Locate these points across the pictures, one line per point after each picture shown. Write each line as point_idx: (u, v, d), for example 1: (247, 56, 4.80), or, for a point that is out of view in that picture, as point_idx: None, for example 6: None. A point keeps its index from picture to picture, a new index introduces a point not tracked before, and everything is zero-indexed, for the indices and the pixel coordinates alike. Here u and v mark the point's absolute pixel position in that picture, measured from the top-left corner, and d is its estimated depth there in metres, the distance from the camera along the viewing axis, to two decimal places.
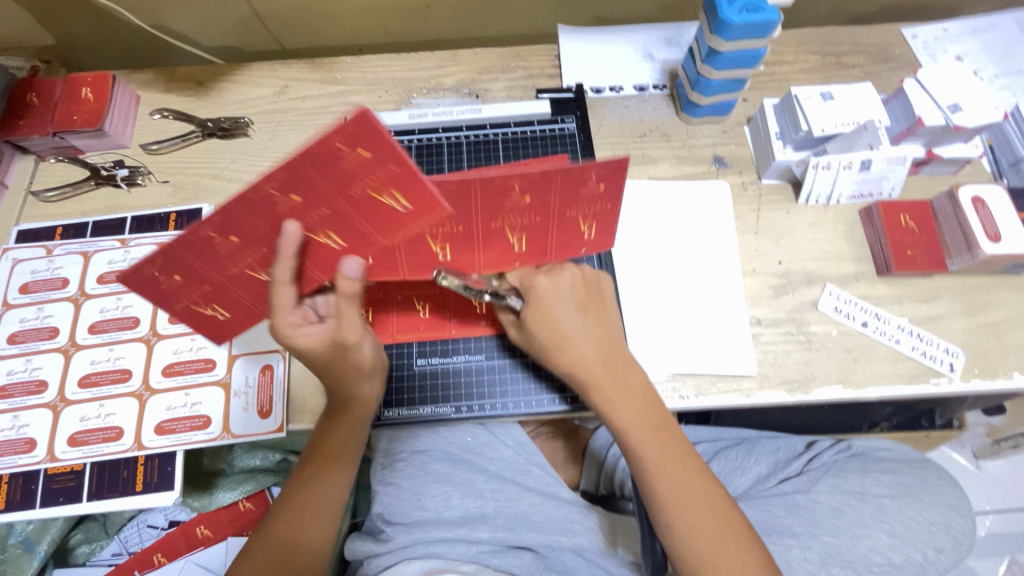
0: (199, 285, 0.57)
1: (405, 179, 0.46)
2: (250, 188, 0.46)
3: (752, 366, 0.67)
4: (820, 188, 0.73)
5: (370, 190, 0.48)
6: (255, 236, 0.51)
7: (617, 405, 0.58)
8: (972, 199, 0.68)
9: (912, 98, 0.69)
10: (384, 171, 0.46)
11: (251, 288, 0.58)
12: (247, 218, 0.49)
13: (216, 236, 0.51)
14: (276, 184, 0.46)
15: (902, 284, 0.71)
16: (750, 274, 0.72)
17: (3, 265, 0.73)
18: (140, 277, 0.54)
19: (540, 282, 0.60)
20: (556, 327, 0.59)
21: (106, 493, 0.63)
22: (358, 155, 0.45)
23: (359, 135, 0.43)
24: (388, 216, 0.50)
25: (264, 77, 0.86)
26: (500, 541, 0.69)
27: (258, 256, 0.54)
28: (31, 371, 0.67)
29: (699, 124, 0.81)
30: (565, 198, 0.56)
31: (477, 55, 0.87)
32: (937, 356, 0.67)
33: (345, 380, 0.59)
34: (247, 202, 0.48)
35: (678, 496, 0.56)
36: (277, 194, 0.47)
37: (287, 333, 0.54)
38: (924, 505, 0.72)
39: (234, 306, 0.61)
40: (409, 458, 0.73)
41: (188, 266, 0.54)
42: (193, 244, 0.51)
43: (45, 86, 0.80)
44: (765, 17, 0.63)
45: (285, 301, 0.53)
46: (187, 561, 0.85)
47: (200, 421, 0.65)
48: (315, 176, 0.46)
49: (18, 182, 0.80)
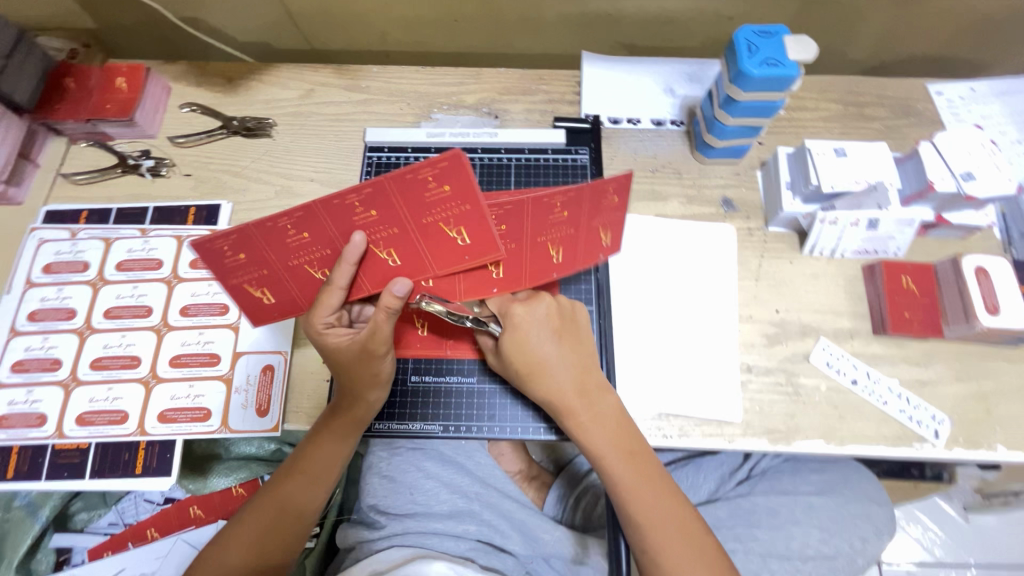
0: (256, 269, 0.59)
1: (471, 217, 0.55)
2: (335, 197, 0.52)
3: (737, 413, 0.68)
4: (825, 242, 0.74)
5: (436, 220, 0.56)
6: (324, 237, 0.56)
7: (589, 430, 0.61)
8: (975, 268, 0.68)
9: (926, 162, 0.69)
10: (455, 207, 0.54)
11: (305, 282, 0.62)
12: (324, 221, 0.54)
13: (289, 229, 0.55)
14: (360, 197, 0.52)
15: (897, 345, 0.71)
16: (746, 320, 0.73)
17: (29, 244, 0.77)
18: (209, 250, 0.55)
19: (517, 308, 0.63)
20: (534, 354, 0.61)
21: (107, 472, 0.66)
22: (437, 188, 0.52)
23: (448, 174, 0.50)
24: (447, 243, 0.58)
25: (291, 79, 0.89)
26: (485, 538, 0.74)
27: (320, 256, 0.59)
28: (47, 349, 0.71)
29: (712, 164, 0.82)
30: (595, 214, 0.60)
31: (500, 74, 0.88)
32: (923, 421, 0.68)
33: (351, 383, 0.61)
34: (328, 205, 0.53)
35: (649, 520, 0.58)
36: (359, 207, 0.53)
37: (321, 333, 0.59)
38: (846, 500, 0.82)
39: (283, 293, 0.63)
40: (406, 452, 0.77)
41: (251, 249, 0.56)
42: (265, 230, 0.54)
43: (82, 72, 0.83)
44: (785, 72, 0.64)
45: (331, 302, 0.58)
46: (178, 539, 0.85)
47: (200, 413, 0.68)
48: (396, 198, 0.53)
49: (49, 162, 0.83)
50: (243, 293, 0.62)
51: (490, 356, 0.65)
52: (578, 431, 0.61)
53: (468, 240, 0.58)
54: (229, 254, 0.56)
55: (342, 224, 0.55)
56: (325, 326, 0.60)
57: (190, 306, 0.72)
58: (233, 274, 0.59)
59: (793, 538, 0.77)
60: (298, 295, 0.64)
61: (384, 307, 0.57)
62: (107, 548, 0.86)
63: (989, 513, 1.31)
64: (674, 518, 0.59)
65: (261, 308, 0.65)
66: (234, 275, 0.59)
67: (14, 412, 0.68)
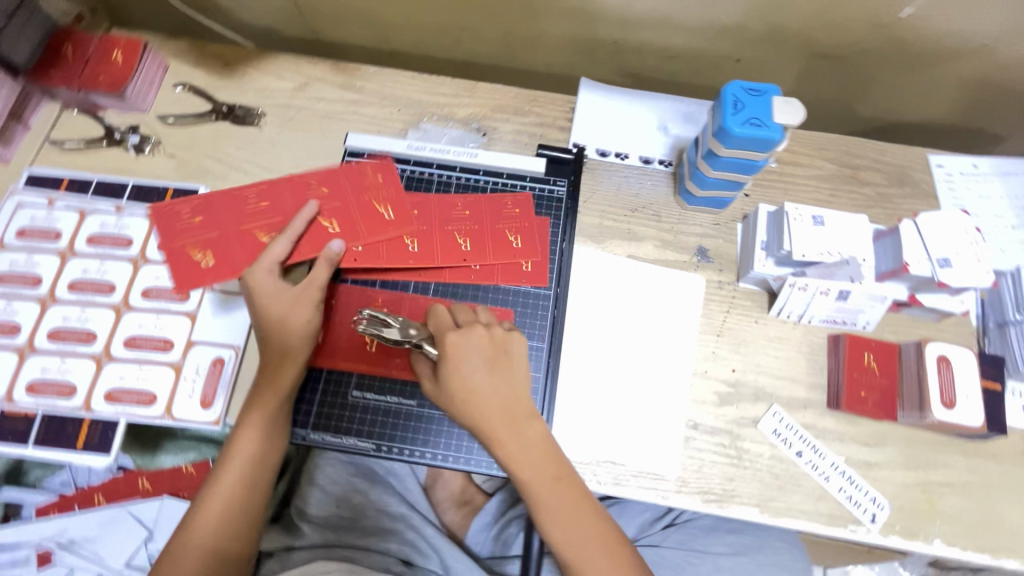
0: (213, 231, 0.74)
1: (395, 197, 0.75)
2: (299, 176, 0.76)
3: (674, 469, 0.67)
4: (793, 306, 0.72)
5: (375, 201, 0.74)
6: (279, 206, 0.75)
7: (517, 458, 0.58)
8: (937, 357, 0.66)
9: (904, 241, 0.67)
10: (384, 189, 0.75)
11: (247, 245, 0.72)
12: (283, 194, 0.76)
13: (252, 200, 0.75)
14: (318, 179, 0.76)
15: (850, 422, 0.70)
16: (701, 375, 0.72)
17: (8, 206, 0.78)
18: (172, 211, 0.76)
19: (450, 335, 0.59)
20: (461, 383, 0.58)
21: (49, 443, 0.68)
22: (373, 176, 0.76)
23: (383, 166, 0.77)
24: (376, 218, 0.73)
25: (288, 70, 0.88)
26: (403, 554, 0.84)
27: (268, 222, 0.74)
28: (9, 314, 0.72)
29: (693, 211, 0.80)
30: (494, 217, 0.76)
31: (495, 91, 0.87)
32: (863, 504, 0.66)
33: (281, 338, 0.63)
34: (288, 182, 0.76)
35: (577, 543, 0.56)
36: (316, 184, 0.76)
37: (259, 278, 0.65)
38: (756, 564, 0.91)
39: (224, 257, 0.72)
40: (339, 464, 0.89)
41: (212, 214, 0.75)
42: (233, 199, 0.76)
43: (81, 39, 0.83)
44: (768, 134, 0.62)
45: (274, 250, 0.67)
46: (124, 510, 0.88)
47: (146, 397, 0.69)
48: (343, 180, 0.75)
49: (40, 125, 0.84)
50: (184, 256, 0.73)
51: (426, 381, 0.62)
52: (505, 458, 0.58)
53: (393, 215, 0.74)
54: (191, 216, 0.75)
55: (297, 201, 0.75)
56: (263, 275, 0.66)
57: (151, 289, 0.73)
58: (180, 236, 0.74)
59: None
60: (236, 259, 0.72)
61: (326, 258, 0.66)
62: (52, 509, 0.88)
63: None
64: (604, 542, 0.57)
65: (191, 272, 0.72)
66: (182, 236, 0.74)
67: None
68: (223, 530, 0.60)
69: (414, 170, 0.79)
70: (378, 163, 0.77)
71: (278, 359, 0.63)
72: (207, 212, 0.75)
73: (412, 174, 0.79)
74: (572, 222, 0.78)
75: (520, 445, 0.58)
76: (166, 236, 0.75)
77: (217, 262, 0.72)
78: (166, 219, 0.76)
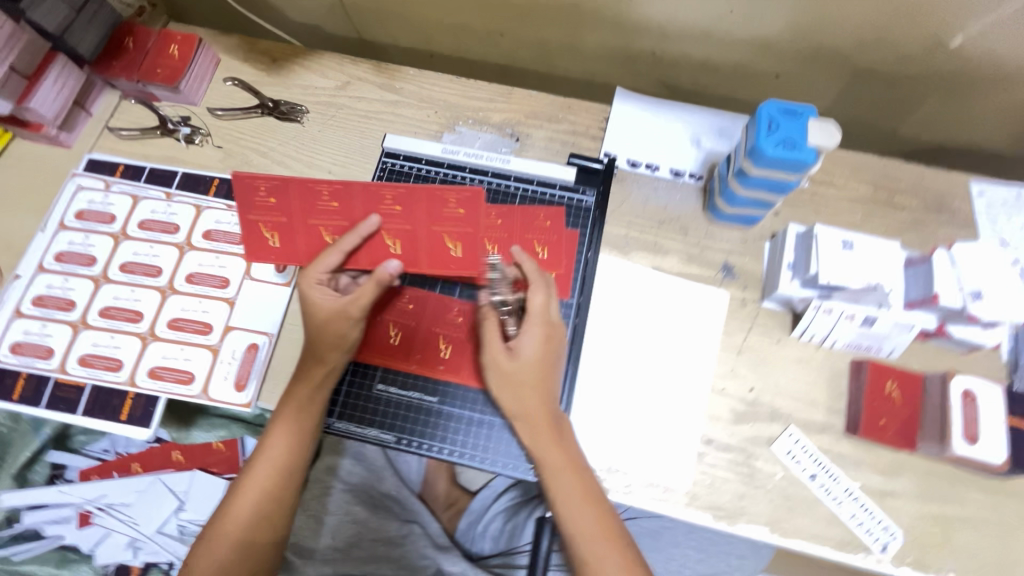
0: (279, 215, 0.67)
1: (472, 237, 0.66)
2: (376, 184, 0.62)
3: (685, 482, 0.68)
4: (817, 328, 0.72)
5: (444, 232, 0.66)
6: (348, 212, 0.65)
7: (548, 454, 0.61)
8: (963, 392, 0.65)
9: (936, 271, 0.66)
10: (462, 228, 0.65)
11: (314, 243, 0.69)
12: (354, 198, 0.64)
13: (324, 195, 0.65)
14: (395, 194, 0.63)
15: (868, 448, 0.69)
16: (718, 392, 0.73)
17: (69, 188, 0.83)
18: (247, 183, 0.65)
19: (533, 330, 0.62)
20: (534, 355, 0.62)
21: (96, 413, 0.73)
22: (455, 210, 0.63)
23: (469, 200, 0.63)
24: (443, 251, 0.67)
25: (331, 69, 0.91)
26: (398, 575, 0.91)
27: (337, 224, 0.67)
28: (65, 290, 0.77)
29: (721, 227, 0.80)
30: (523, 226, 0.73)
31: (530, 97, 0.89)
32: (875, 532, 0.66)
33: (317, 340, 0.63)
34: (366, 190, 0.63)
35: (592, 541, 0.58)
36: (390, 199, 0.63)
37: (308, 286, 0.63)
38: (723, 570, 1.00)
39: (291, 244, 0.70)
40: (339, 494, 0.93)
41: (285, 198, 0.65)
42: (305, 190, 0.64)
43: (142, 33, 0.88)
44: (800, 157, 0.62)
45: (329, 261, 0.64)
46: (157, 480, 0.92)
47: (185, 376, 0.73)
48: (422, 205, 0.63)
49: (100, 113, 0.89)
50: (255, 233, 0.69)
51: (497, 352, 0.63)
52: (539, 448, 0.61)
53: (461, 253, 0.67)
54: (262, 195, 0.65)
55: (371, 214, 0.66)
56: (315, 283, 0.63)
57: (195, 275, 0.78)
58: (255, 213, 0.67)
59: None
60: (301, 250, 0.70)
61: (377, 279, 0.61)
62: (94, 473, 0.93)
63: None
64: (614, 547, 0.58)
65: (263, 252, 0.71)
66: (254, 213, 0.67)
67: (27, 341, 0.75)
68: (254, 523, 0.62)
69: (447, 173, 0.81)
70: (468, 196, 0.62)
71: (311, 360, 0.63)
72: (276, 192, 0.65)
73: (445, 177, 0.81)
74: (598, 231, 0.79)
75: (553, 441, 0.61)
76: (241, 208, 0.67)
77: (282, 245, 0.70)
78: (241, 191, 0.66)
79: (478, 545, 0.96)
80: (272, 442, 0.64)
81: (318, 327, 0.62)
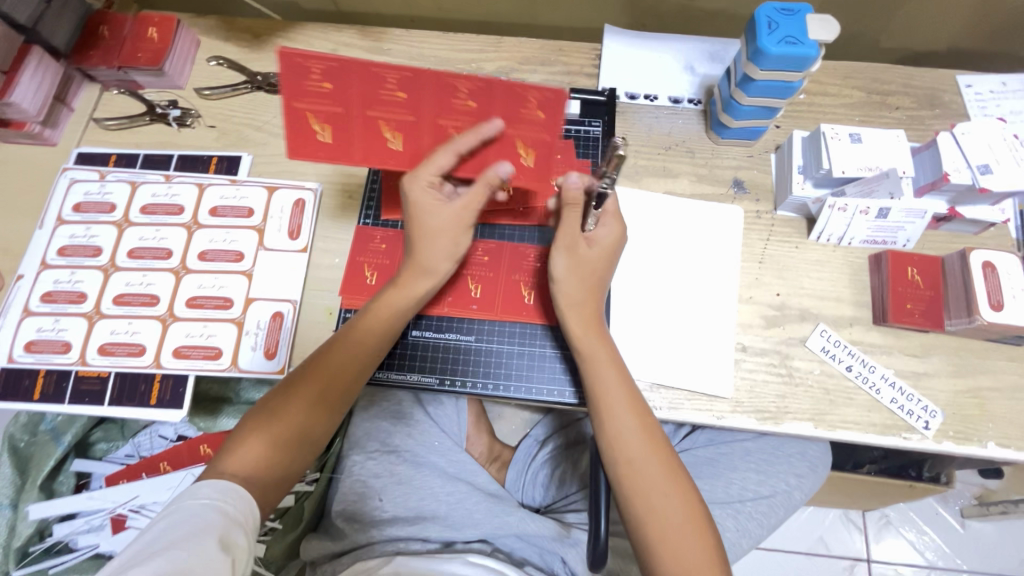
0: (336, 103, 0.60)
1: (545, 145, 0.63)
2: (453, 75, 0.57)
3: (728, 390, 0.69)
4: (833, 228, 0.73)
5: (517, 136, 0.62)
6: (416, 105, 0.60)
7: (596, 349, 0.62)
8: (982, 263, 0.67)
9: (943, 152, 0.68)
10: (538, 133, 0.62)
11: (370, 139, 0.64)
12: (424, 87, 0.58)
13: (389, 83, 0.58)
14: (472, 87, 0.58)
15: (897, 335, 0.71)
16: (746, 301, 0.74)
17: (62, 183, 0.81)
18: (295, 62, 0.57)
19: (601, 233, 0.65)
20: (606, 245, 0.64)
21: (124, 401, 0.71)
22: (534, 112, 0.60)
23: (551, 102, 0.59)
24: (512, 155, 0.64)
25: (316, 38, 0.90)
26: (445, 538, 0.79)
27: (399, 118, 0.62)
28: (74, 283, 0.75)
29: (726, 145, 0.81)
30: None
31: (520, 44, 0.88)
32: (915, 413, 0.68)
33: (425, 253, 0.64)
34: (440, 79, 0.57)
35: (637, 444, 0.59)
36: (465, 92, 0.58)
37: (416, 184, 0.62)
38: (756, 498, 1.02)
39: (344, 139, 0.64)
40: (378, 456, 0.84)
41: (343, 83, 0.58)
42: (368, 74, 0.57)
43: (116, 20, 0.84)
44: (805, 51, 0.63)
45: (440, 162, 0.61)
46: (188, 474, 0.90)
47: (212, 351, 0.72)
48: (501, 101, 0.59)
49: (83, 106, 0.85)
50: (302, 121, 0.62)
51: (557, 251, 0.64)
52: (590, 348, 0.63)
53: (533, 163, 0.65)
54: (315, 77, 0.58)
55: (439, 112, 0.61)
56: (427, 186, 0.62)
57: (207, 251, 0.76)
58: (306, 99, 0.60)
59: (732, 483, 0.79)
60: (357, 145, 0.64)
61: (487, 181, 0.62)
62: (122, 477, 0.91)
63: (985, 519, 1.31)
64: (662, 460, 0.59)
65: (307, 145, 0.64)
66: (306, 99, 0.60)
67: (41, 339, 0.73)
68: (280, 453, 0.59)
69: None
70: (553, 99, 0.59)
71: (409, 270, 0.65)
72: (336, 76, 0.58)
73: None
74: (610, 160, 0.79)
75: (601, 339, 0.63)
76: (288, 93, 0.59)
77: (334, 140, 0.64)
78: (289, 69, 0.57)
79: (533, 495, 0.92)
80: (344, 353, 0.63)
81: (431, 236, 0.63)
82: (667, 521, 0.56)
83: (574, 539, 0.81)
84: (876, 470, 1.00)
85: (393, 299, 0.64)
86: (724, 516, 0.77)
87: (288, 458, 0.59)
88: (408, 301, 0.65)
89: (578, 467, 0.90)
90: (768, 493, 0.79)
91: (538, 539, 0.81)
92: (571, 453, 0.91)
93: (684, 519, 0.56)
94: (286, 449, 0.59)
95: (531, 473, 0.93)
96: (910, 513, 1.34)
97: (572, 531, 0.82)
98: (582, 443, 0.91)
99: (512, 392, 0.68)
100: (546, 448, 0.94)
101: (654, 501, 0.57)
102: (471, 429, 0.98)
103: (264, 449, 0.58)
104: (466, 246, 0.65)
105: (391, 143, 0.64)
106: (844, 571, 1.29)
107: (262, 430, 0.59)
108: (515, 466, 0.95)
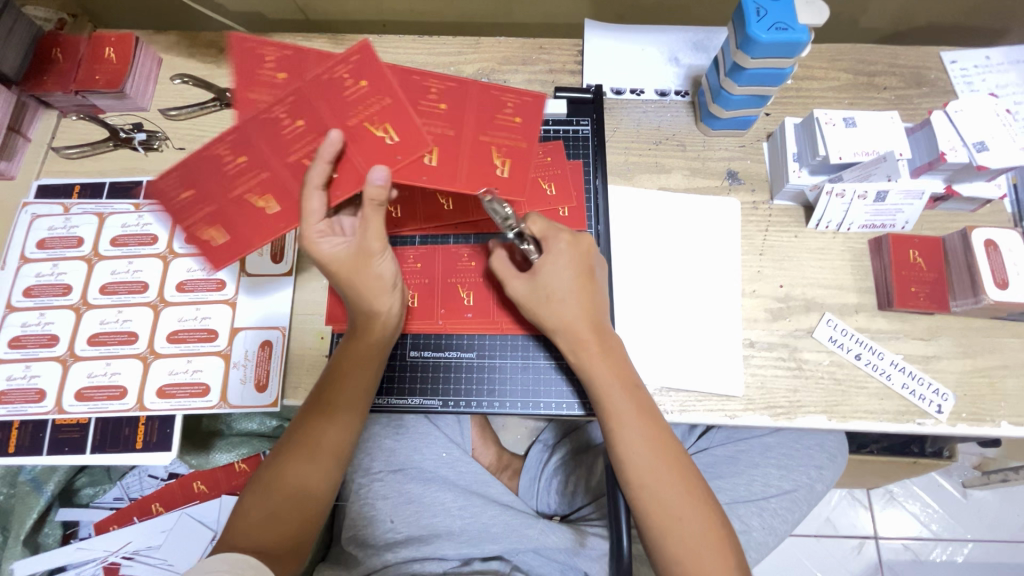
0: (206, 203, 0.62)
1: (450, 142, 0.62)
2: (264, 109, 0.60)
3: (740, 388, 0.68)
4: (831, 215, 0.72)
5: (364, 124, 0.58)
6: (262, 158, 0.61)
7: (596, 364, 0.60)
8: (985, 242, 0.67)
9: (937, 130, 0.67)
10: (376, 102, 0.59)
11: (250, 214, 0.61)
12: (259, 142, 0.61)
13: (227, 154, 0.61)
14: (286, 107, 0.60)
15: (902, 319, 0.71)
16: (749, 295, 0.72)
17: (22, 219, 0.76)
18: (161, 188, 0.63)
19: (563, 237, 0.63)
20: (567, 250, 0.63)
21: (108, 447, 0.67)
22: (509, 117, 0.64)
23: (361, 69, 0.59)
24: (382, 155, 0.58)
25: (285, 49, 0.85)
26: (464, 556, 0.77)
27: (258, 180, 0.61)
28: (44, 325, 0.71)
29: (718, 136, 0.79)
30: None
31: (499, 43, 0.85)
32: (927, 397, 0.67)
33: (359, 297, 0.60)
34: (259, 121, 0.60)
35: (642, 461, 0.57)
36: (286, 116, 0.60)
37: (313, 240, 0.57)
38: None
39: (234, 231, 0.62)
40: (385, 477, 0.81)
41: (202, 179, 0.62)
42: (208, 157, 0.61)
43: (70, 41, 0.78)
44: (796, 37, 0.60)
45: (313, 206, 0.56)
46: (183, 514, 0.88)
47: (199, 388, 0.68)
48: (322, 105, 0.59)
49: (41, 135, 0.79)
50: (196, 231, 0.63)
51: (515, 280, 0.64)
52: (589, 366, 0.61)
53: (436, 163, 0.60)
54: (269, 64, 0.61)
55: (283, 151, 0.60)
56: (318, 237, 0.57)
57: (186, 282, 0.72)
58: (185, 215, 0.63)
59: (755, 480, 0.80)
60: (251, 237, 0.62)
61: (370, 201, 0.55)
62: (112, 522, 0.89)
63: (986, 488, 1.31)
64: (673, 468, 0.57)
65: (211, 252, 0.63)
66: (185, 215, 0.63)
67: (13, 388, 0.69)
68: (280, 520, 0.56)
69: None
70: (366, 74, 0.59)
71: (365, 317, 0.61)
72: (189, 176, 0.62)
73: None
74: (601, 159, 0.77)
75: (607, 359, 0.61)
76: (174, 217, 0.63)
77: (227, 238, 0.62)
78: (163, 189, 0.63)
79: (547, 502, 0.89)
80: (330, 402, 0.60)
81: (351, 281, 0.59)
82: (687, 537, 0.55)
83: (593, 549, 0.77)
84: (880, 449, 0.98)
85: (358, 346, 0.61)
86: (751, 514, 0.77)
87: (291, 524, 0.56)
88: (373, 345, 0.62)
89: (592, 473, 0.87)
90: (791, 488, 0.80)
91: (557, 552, 0.78)
92: (583, 458, 0.89)
93: (703, 529, 0.55)
94: (289, 516, 0.56)
95: (541, 486, 0.91)
96: (914, 488, 1.33)
97: (588, 539, 0.78)
98: (593, 448, 0.89)
99: (514, 408, 0.67)
100: (556, 453, 0.92)
101: (670, 516, 0.55)
102: (478, 440, 0.96)
103: (263, 527, 0.55)
104: (391, 270, 0.60)
105: (271, 209, 0.61)
106: (853, 551, 1.29)
107: (258, 505, 0.56)
108: (524, 480, 0.93)
